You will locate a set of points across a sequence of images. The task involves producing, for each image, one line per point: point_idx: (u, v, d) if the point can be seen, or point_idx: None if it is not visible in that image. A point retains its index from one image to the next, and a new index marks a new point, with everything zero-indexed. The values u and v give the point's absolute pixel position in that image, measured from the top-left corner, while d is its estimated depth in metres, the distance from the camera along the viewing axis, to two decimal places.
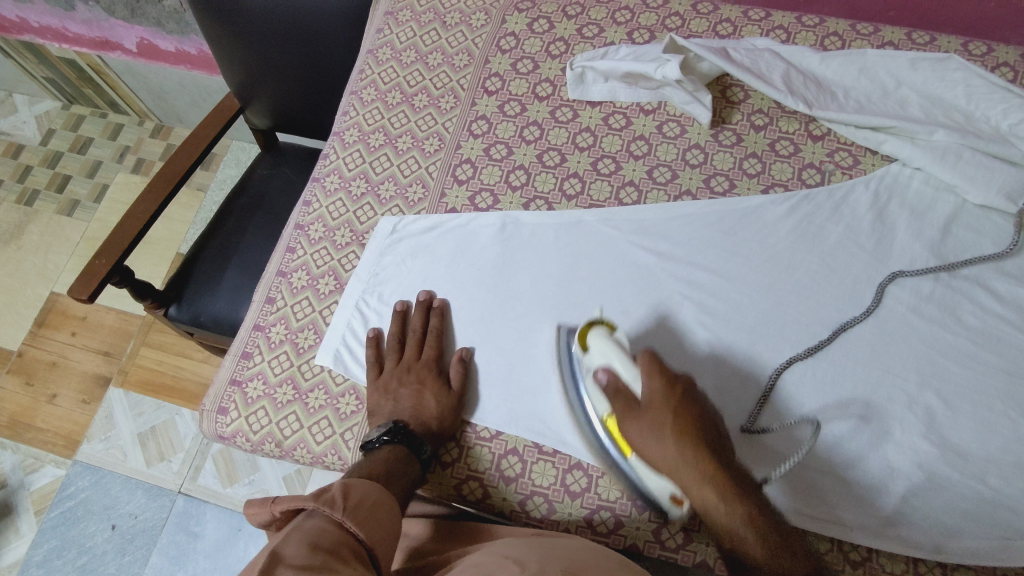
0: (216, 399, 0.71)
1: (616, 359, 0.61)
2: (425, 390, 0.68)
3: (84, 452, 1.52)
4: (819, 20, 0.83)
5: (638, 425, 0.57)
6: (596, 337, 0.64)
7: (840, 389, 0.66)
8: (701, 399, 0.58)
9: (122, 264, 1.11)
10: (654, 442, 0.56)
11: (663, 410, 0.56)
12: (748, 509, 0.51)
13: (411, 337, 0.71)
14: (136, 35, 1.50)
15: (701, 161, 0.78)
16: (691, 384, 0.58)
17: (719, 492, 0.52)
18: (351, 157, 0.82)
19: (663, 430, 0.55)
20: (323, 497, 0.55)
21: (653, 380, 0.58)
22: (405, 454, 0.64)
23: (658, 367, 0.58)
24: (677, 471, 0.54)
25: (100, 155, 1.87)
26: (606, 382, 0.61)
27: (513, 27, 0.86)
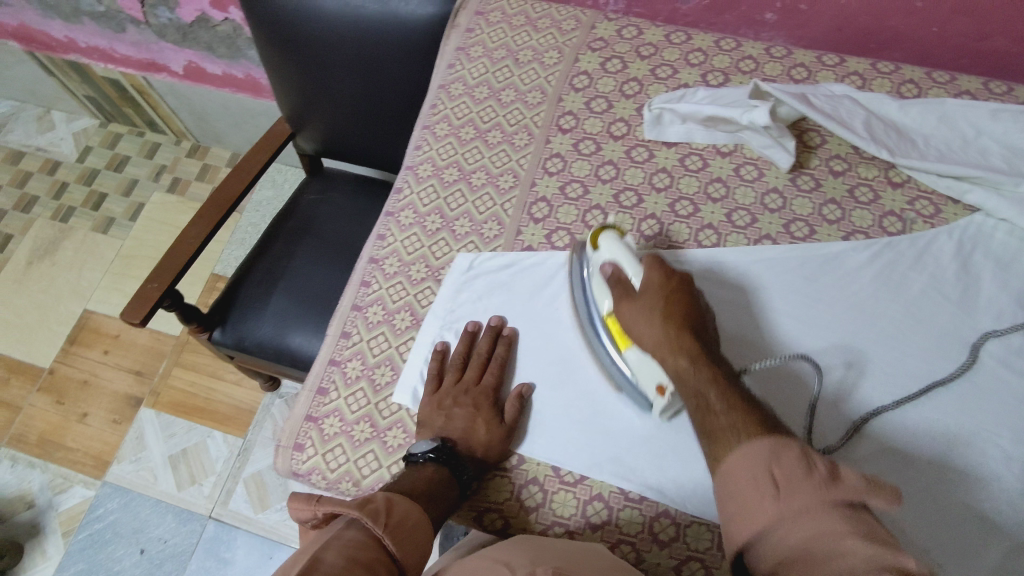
0: (292, 435, 0.70)
1: (623, 256, 0.66)
2: (478, 416, 0.67)
3: (113, 474, 1.51)
4: (894, 67, 0.84)
5: (631, 308, 0.63)
6: (606, 236, 0.69)
7: (836, 329, 0.70)
8: (694, 294, 0.63)
9: (173, 288, 1.11)
10: (643, 321, 0.62)
11: (656, 296, 0.62)
12: (716, 374, 0.56)
13: (475, 361, 0.70)
14: (184, 58, 1.52)
15: (780, 206, 0.77)
16: (686, 280, 0.64)
17: (689, 358, 0.57)
18: (426, 192, 0.81)
19: (655, 313, 0.61)
20: (367, 507, 0.54)
21: (652, 271, 0.64)
22: (446, 478, 0.62)
23: (658, 263, 0.64)
24: (659, 345, 0.60)
25: (136, 173, 1.88)
26: (610, 276, 0.67)
27: (586, 66, 0.87)
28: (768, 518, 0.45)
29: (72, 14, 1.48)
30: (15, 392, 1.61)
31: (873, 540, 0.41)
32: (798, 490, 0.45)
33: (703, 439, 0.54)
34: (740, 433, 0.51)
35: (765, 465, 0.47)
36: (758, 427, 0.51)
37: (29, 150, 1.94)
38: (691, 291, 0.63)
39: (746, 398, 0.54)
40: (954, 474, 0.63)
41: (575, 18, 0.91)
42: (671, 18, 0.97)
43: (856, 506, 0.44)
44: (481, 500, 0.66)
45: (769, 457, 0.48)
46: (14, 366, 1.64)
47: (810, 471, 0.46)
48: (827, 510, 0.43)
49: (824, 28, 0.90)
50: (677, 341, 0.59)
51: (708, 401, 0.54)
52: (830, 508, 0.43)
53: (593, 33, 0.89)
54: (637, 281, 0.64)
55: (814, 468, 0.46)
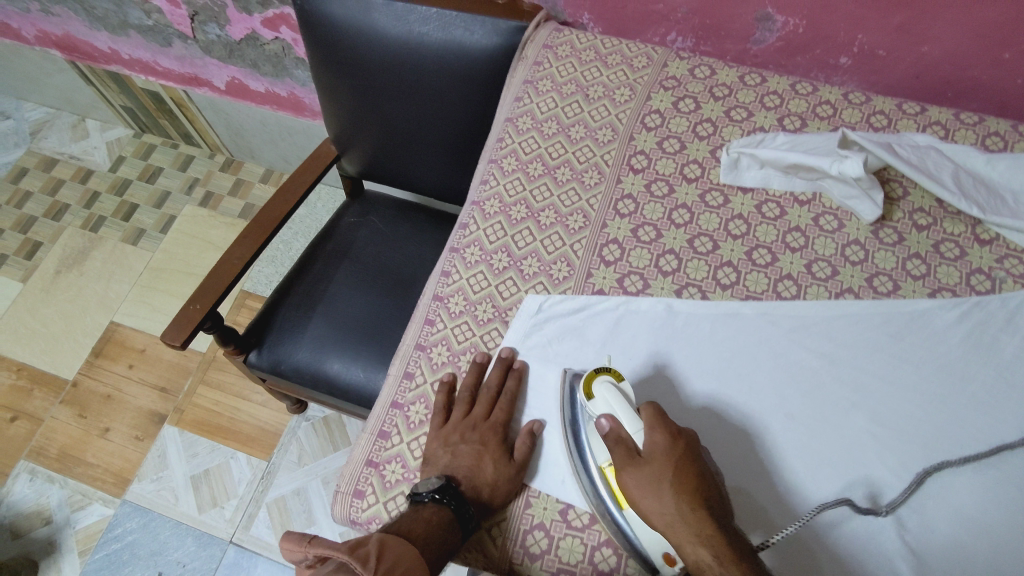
0: (351, 481, 0.67)
1: (620, 409, 0.59)
2: (485, 454, 0.65)
3: (134, 492, 1.47)
4: (978, 118, 0.81)
5: (637, 479, 0.57)
6: (600, 385, 0.61)
7: (858, 466, 0.64)
8: (701, 457, 0.58)
9: (214, 310, 1.08)
10: (650, 498, 0.56)
11: (662, 467, 0.56)
12: (744, 574, 0.51)
13: (484, 395, 0.68)
14: (227, 74, 1.51)
15: (861, 258, 0.74)
16: (693, 441, 0.58)
17: (714, 553, 0.52)
18: (492, 229, 0.79)
19: (663, 485, 0.56)
20: (357, 551, 0.52)
21: (655, 435, 0.58)
22: (448, 520, 0.59)
23: (660, 422, 0.58)
24: (674, 529, 0.55)
25: (169, 185, 1.87)
26: (607, 431, 0.60)
27: (658, 105, 0.85)
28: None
29: (119, 26, 1.48)
30: (37, 404, 1.58)
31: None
32: None
33: None
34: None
35: None
36: None
37: (62, 157, 1.93)
38: (697, 455, 0.58)
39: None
40: None
41: (647, 55, 0.89)
42: (740, 58, 0.95)
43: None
44: (550, 561, 0.62)
45: None
46: (38, 376, 1.62)
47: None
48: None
49: (900, 75, 0.87)
50: (694, 529, 0.54)
51: None
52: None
53: (664, 72, 0.87)
54: (639, 442, 0.58)
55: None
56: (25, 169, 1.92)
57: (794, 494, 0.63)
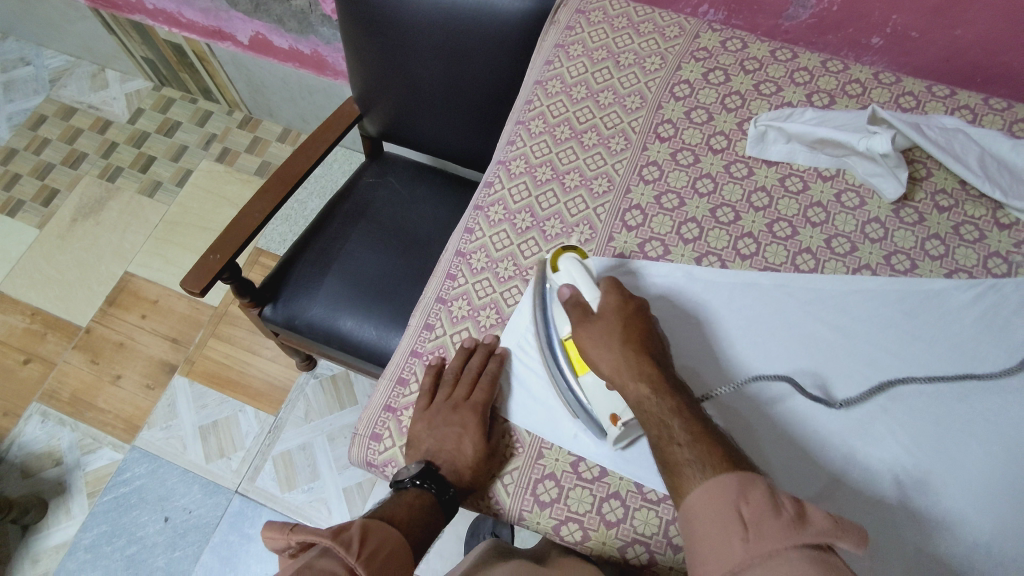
0: (369, 424, 0.69)
1: (580, 280, 0.67)
2: (465, 436, 0.65)
3: (143, 439, 1.50)
4: (1007, 105, 0.81)
5: (588, 331, 0.63)
6: (564, 257, 0.69)
7: (819, 357, 0.69)
8: (649, 319, 0.65)
9: (234, 261, 1.10)
10: (600, 347, 0.62)
11: (614, 320, 0.63)
12: (678, 404, 0.58)
13: (466, 376, 0.68)
14: (252, 29, 1.51)
15: (881, 236, 0.75)
16: (643, 306, 0.65)
17: (651, 387, 0.59)
18: (517, 189, 0.80)
19: (613, 336, 0.62)
20: (340, 536, 0.56)
21: (609, 295, 0.65)
22: (430, 504, 0.64)
23: (616, 286, 0.66)
24: (619, 370, 0.61)
25: (186, 139, 1.87)
26: (566, 298, 0.67)
27: (688, 75, 0.85)
28: (738, 560, 0.47)
29: None
30: (51, 348, 1.60)
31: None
32: (765, 528, 0.47)
33: (666, 473, 0.56)
34: (703, 467, 0.53)
35: (733, 501, 0.50)
36: (721, 460, 0.53)
37: (81, 106, 1.93)
38: (646, 315, 0.65)
39: (706, 429, 0.56)
40: None
41: (679, 25, 0.89)
42: (771, 34, 0.95)
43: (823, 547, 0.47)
44: (559, 510, 0.64)
45: (737, 494, 0.50)
46: (52, 321, 1.64)
47: (777, 512, 0.48)
48: (795, 555, 0.46)
49: (931, 58, 0.87)
50: (636, 369, 0.60)
51: (670, 433, 0.56)
52: (800, 556, 0.46)
53: (696, 42, 0.88)
54: (594, 304, 0.65)
55: (781, 507, 0.48)
56: (44, 117, 1.92)
57: (743, 372, 0.69)
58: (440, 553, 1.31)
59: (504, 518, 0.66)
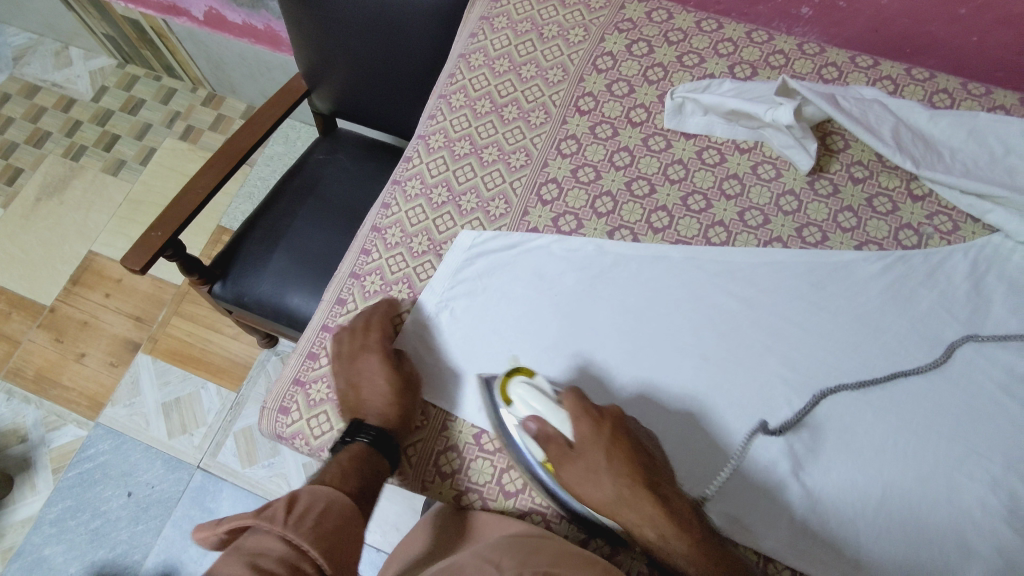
0: (277, 398, 0.70)
1: (545, 408, 0.60)
2: (377, 376, 0.66)
3: (106, 416, 1.52)
4: (929, 75, 0.81)
5: (575, 475, 0.57)
6: (516, 384, 0.62)
7: (731, 336, 0.69)
8: (628, 433, 0.59)
9: (176, 238, 1.09)
10: (592, 488, 0.56)
11: (595, 454, 0.57)
12: (688, 542, 0.54)
13: (361, 323, 0.70)
14: (205, 4, 1.49)
15: (794, 209, 0.75)
16: (616, 421, 0.59)
17: (657, 531, 0.54)
18: (435, 163, 0.80)
19: (599, 472, 0.56)
20: (265, 511, 0.51)
21: (580, 424, 0.58)
22: (367, 452, 0.61)
23: (583, 410, 0.59)
24: (621, 512, 0.56)
25: (150, 117, 1.86)
26: (536, 432, 0.60)
27: (611, 47, 0.85)
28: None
29: None
30: (15, 327, 1.61)
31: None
32: None
33: None
34: None
35: None
36: None
37: (44, 85, 1.92)
38: (623, 427, 0.59)
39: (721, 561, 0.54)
40: (940, 496, 0.62)
41: None
42: (703, 5, 0.94)
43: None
44: (459, 480, 0.65)
45: None
46: (16, 300, 1.65)
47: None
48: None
49: (859, 28, 0.86)
50: (636, 512, 0.55)
51: (683, 573, 0.54)
52: None
53: (621, 14, 0.87)
54: (568, 433, 0.59)
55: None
56: (7, 95, 1.91)
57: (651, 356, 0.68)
58: (397, 525, 1.33)
59: (409, 486, 0.67)
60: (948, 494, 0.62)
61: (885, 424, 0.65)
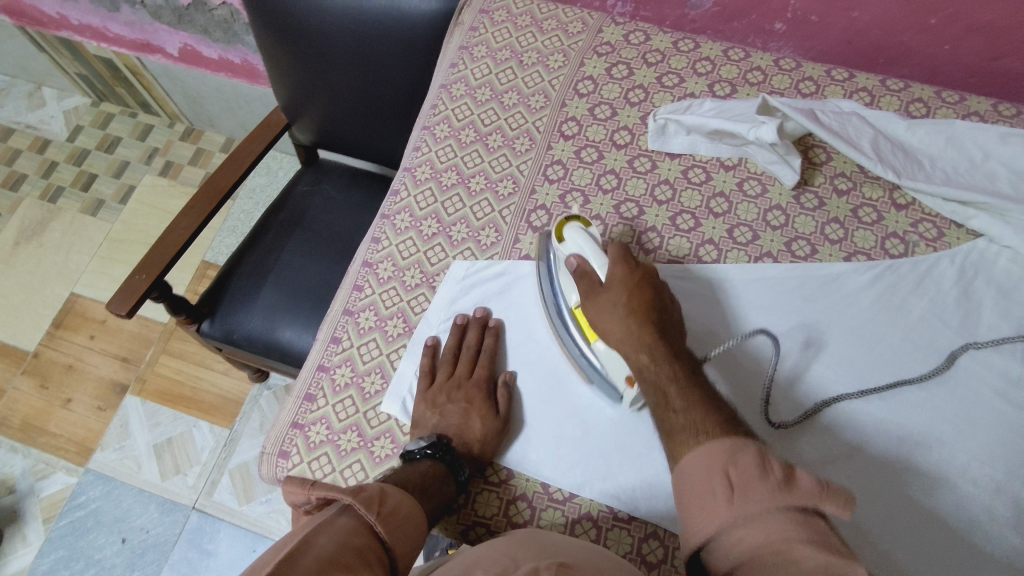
0: (276, 442, 0.69)
1: (589, 250, 0.64)
2: (472, 410, 0.66)
3: (96, 461, 1.48)
4: (903, 85, 0.82)
5: (598, 310, 0.63)
6: (570, 229, 0.66)
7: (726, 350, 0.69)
8: (655, 287, 0.63)
9: (162, 279, 1.08)
10: (610, 325, 0.62)
11: (619, 293, 0.62)
12: (676, 371, 0.58)
13: (465, 355, 0.70)
14: (179, 41, 1.49)
15: (782, 223, 0.76)
16: (648, 275, 0.64)
17: (651, 356, 0.59)
18: (422, 195, 0.80)
19: (619, 309, 0.62)
20: (361, 494, 0.52)
21: (616, 266, 0.63)
22: (442, 473, 0.61)
23: (622, 256, 0.64)
24: (623, 346, 0.61)
25: (128, 155, 1.84)
26: (575, 269, 0.65)
27: (591, 71, 0.85)
28: (722, 520, 0.46)
29: None
30: None
31: (829, 551, 0.40)
32: (752, 490, 0.46)
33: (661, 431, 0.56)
34: (699, 433, 0.52)
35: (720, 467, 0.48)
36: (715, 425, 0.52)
37: (18, 127, 1.90)
38: (653, 284, 0.63)
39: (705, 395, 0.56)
40: (947, 492, 0.63)
41: (582, 21, 0.89)
42: (679, 24, 0.95)
43: (808, 510, 0.44)
44: (467, 514, 0.64)
45: (725, 459, 0.48)
46: None
47: (765, 474, 0.46)
48: (775, 514, 0.44)
49: (832, 41, 0.88)
50: (637, 343, 0.60)
51: (666, 398, 0.56)
52: (785, 514, 0.44)
53: (599, 38, 0.88)
54: (603, 275, 0.64)
55: (768, 470, 0.46)
56: None
57: None
58: None
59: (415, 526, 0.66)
60: (953, 500, 0.62)
61: (882, 431, 0.66)
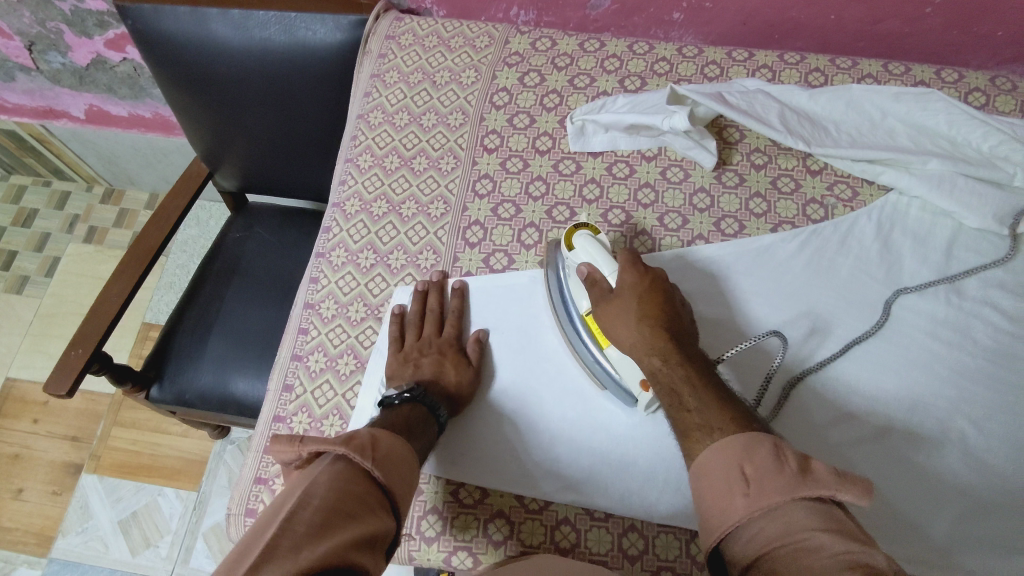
0: (241, 502, 0.67)
1: (596, 258, 0.65)
2: (446, 360, 0.68)
3: (60, 548, 1.41)
4: (800, 57, 0.86)
5: (609, 313, 0.62)
6: (580, 236, 0.67)
7: None
8: (666, 290, 0.63)
9: (101, 351, 1.03)
10: (620, 329, 0.61)
11: (628, 296, 0.62)
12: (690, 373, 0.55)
13: (431, 317, 0.72)
14: (84, 102, 1.44)
15: (708, 205, 0.78)
16: (661, 278, 0.63)
17: (663, 358, 0.57)
18: (355, 228, 0.79)
19: (630, 316, 0.61)
20: (352, 442, 0.50)
21: (626, 273, 0.63)
22: (425, 415, 0.62)
23: (631, 262, 0.63)
24: (641, 347, 0.59)
25: (47, 226, 1.76)
26: (584, 276, 0.66)
27: (505, 83, 0.87)
28: (739, 514, 0.45)
29: None
30: None
31: (853, 539, 0.39)
32: (770, 488, 0.44)
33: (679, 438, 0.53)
34: (711, 431, 0.51)
35: (738, 466, 0.46)
36: (733, 425, 0.50)
37: None
38: (664, 288, 0.63)
39: (722, 398, 0.53)
40: (908, 448, 0.66)
41: (488, 34, 0.91)
42: (582, 25, 0.97)
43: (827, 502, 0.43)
44: (445, 542, 0.64)
45: (742, 457, 0.47)
46: None
47: (781, 467, 0.45)
48: (799, 508, 0.43)
49: (729, 24, 0.91)
50: (655, 345, 0.58)
51: (681, 400, 0.54)
52: (801, 505, 0.43)
53: (507, 49, 0.89)
54: (612, 281, 0.64)
55: (785, 460, 0.45)
56: None
57: None
58: None
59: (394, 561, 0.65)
60: (911, 448, 0.66)
61: (844, 399, 0.68)
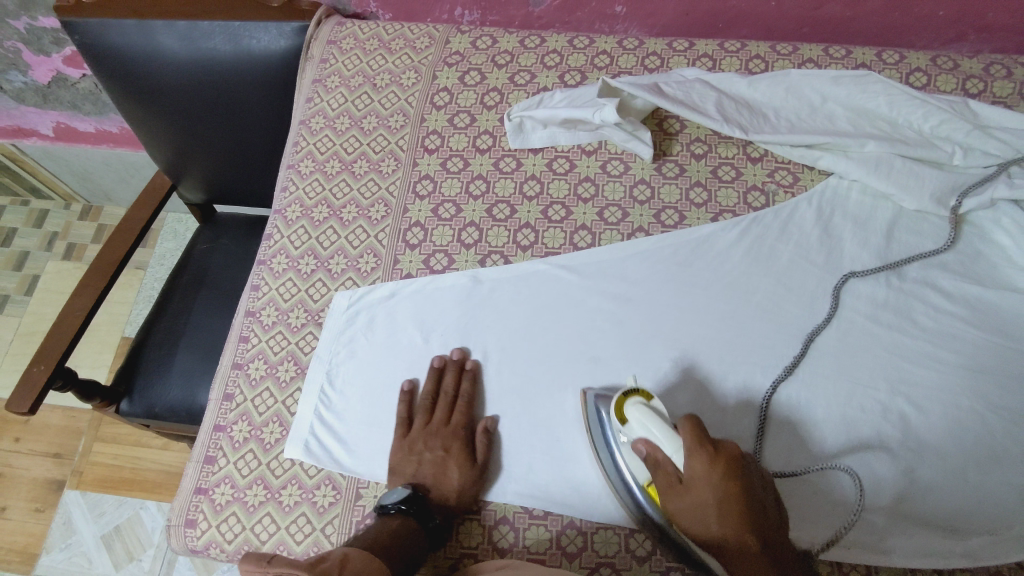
0: (181, 512, 0.67)
1: (656, 431, 0.56)
2: (450, 460, 0.65)
3: (44, 565, 1.42)
4: (740, 45, 0.86)
5: (682, 509, 0.54)
6: (631, 407, 0.58)
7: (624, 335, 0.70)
8: (746, 474, 0.53)
9: (65, 367, 1.03)
10: (696, 525, 0.53)
11: (706, 493, 0.52)
12: None
13: (442, 401, 0.68)
14: (51, 120, 1.44)
15: (648, 197, 0.78)
16: (736, 456, 0.53)
17: None
18: (297, 234, 0.79)
19: (707, 519, 0.52)
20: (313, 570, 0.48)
21: (694, 459, 0.53)
22: (413, 530, 0.60)
23: (699, 443, 0.53)
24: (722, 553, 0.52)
25: (25, 245, 1.77)
26: (645, 455, 0.57)
27: (445, 83, 0.86)
28: None
29: None
30: None
31: None
32: None
33: None
34: None
35: None
36: None
37: None
38: (742, 468, 0.53)
39: None
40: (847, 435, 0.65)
41: (428, 35, 0.91)
42: (527, 23, 0.96)
43: None
44: None
45: None
46: None
47: None
48: None
49: (671, 15, 0.91)
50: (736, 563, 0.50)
51: None
52: None
53: (447, 49, 0.89)
54: (679, 465, 0.54)
55: None
56: None
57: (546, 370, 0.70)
58: None
59: None
60: (848, 433, 0.65)
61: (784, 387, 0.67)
